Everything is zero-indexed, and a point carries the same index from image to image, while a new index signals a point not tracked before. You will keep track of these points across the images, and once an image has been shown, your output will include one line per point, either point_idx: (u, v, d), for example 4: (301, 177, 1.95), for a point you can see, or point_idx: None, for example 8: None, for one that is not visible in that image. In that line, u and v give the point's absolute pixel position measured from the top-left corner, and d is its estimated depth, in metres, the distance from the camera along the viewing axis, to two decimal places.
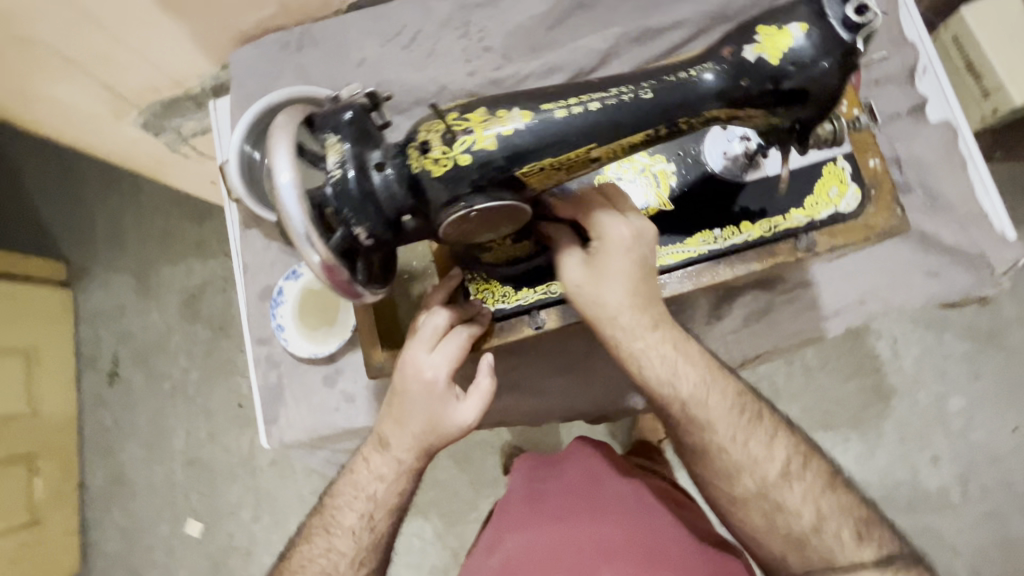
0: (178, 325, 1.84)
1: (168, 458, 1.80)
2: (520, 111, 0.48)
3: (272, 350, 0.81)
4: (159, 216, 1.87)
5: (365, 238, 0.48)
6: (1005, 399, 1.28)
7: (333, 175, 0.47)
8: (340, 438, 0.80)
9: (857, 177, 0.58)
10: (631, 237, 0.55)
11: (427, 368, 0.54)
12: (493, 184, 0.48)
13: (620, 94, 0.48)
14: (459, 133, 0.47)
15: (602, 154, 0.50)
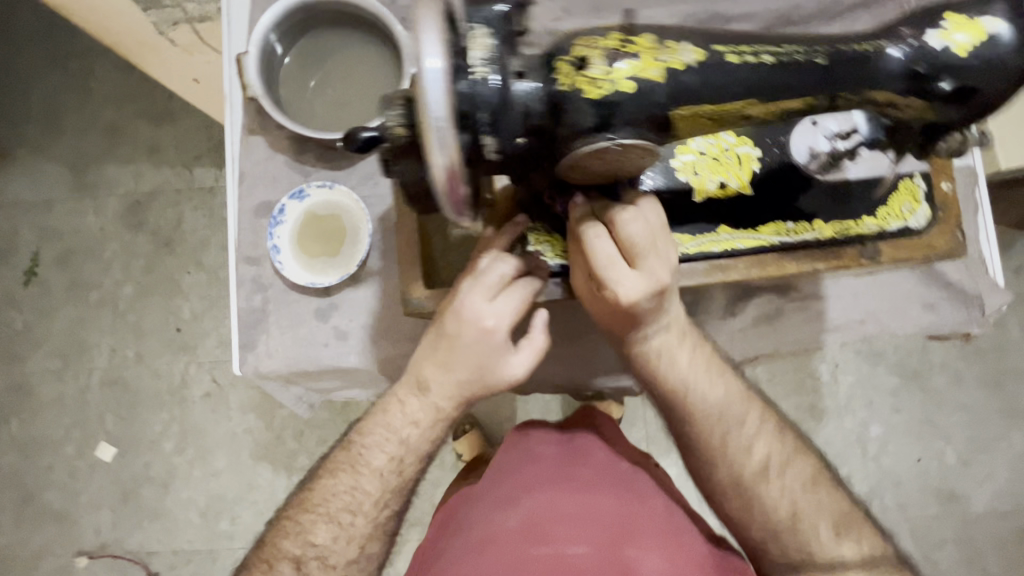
0: (117, 231, 1.66)
1: (85, 375, 1.63)
2: (691, 47, 0.44)
3: (261, 272, 0.74)
4: (111, 108, 1.67)
5: (491, 151, 0.45)
6: (914, 431, 1.48)
7: (476, 73, 0.42)
8: (322, 375, 0.75)
9: (929, 198, 0.56)
10: (628, 281, 0.51)
11: (487, 317, 0.54)
12: (643, 120, 0.44)
13: (795, 53, 0.45)
14: (625, 55, 0.43)
15: (756, 113, 0.46)
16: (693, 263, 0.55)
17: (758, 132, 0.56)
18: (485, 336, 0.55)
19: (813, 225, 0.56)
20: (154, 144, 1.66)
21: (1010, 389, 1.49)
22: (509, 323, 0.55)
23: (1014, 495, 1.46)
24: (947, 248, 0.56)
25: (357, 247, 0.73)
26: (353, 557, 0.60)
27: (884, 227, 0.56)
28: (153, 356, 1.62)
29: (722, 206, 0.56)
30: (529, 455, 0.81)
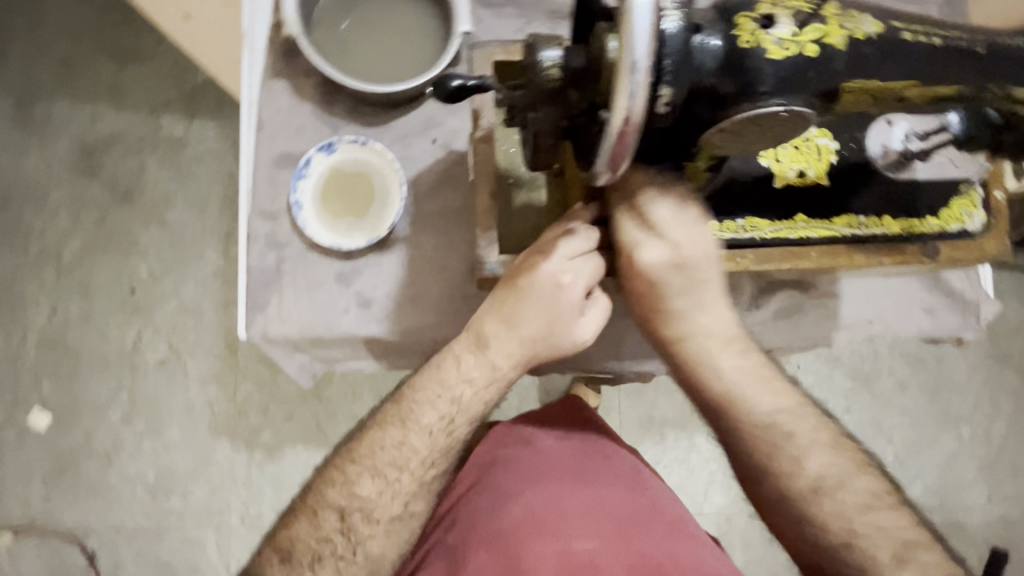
0: (66, 177, 1.49)
1: (20, 333, 1.47)
2: (869, 21, 0.45)
3: (277, 228, 0.69)
4: (66, 38, 1.49)
5: (662, 104, 0.42)
6: (862, 432, 1.63)
7: (672, 14, 0.41)
8: (336, 343, 0.71)
9: (987, 203, 0.58)
10: (654, 254, 0.54)
11: (563, 274, 0.55)
12: (814, 87, 0.44)
13: (954, 37, 0.47)
14: (813, 20, 0.44)
15: (909, 93, 0.48)
16: (770, 247, 0.56)
17: (837, 125, 0.57)
18: (558, 292, 0.55)
19: (881, 220, 0.57)
20: (115, 83, 1.50)
21: (944, 397, 1.67)
22: (584, 283, 0.55)
23: (941, 493, 1.63)
24: (996, 252, 0.58)
25: (387, 211, 0.69)
26: (397, 512, 0.60)
27: (943, 227, 0.58)
28: (102, 317, 1.48)
29: (800, 195, 0.57)
30: (536, 446, 0.80)
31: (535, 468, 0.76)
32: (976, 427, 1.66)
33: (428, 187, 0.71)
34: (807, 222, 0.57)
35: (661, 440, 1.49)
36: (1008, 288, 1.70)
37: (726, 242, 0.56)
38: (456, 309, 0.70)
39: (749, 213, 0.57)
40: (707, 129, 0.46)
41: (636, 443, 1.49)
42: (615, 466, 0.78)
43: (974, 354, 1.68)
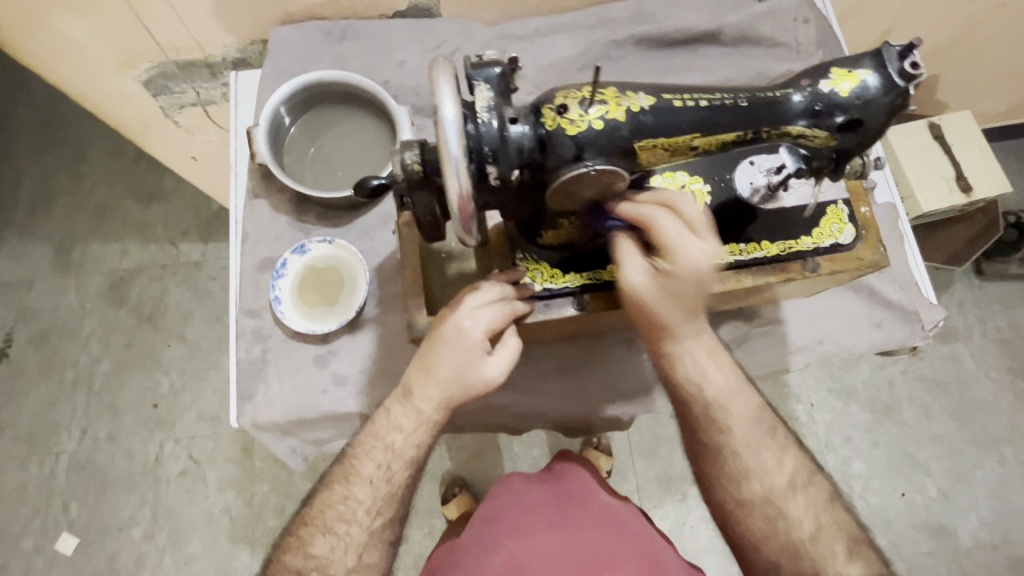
0: (98, 309, 1.66)
1: (52, 458, 1.55)
2: (645, 95, 0.51)
3: (261, 324, 0.78)
4: (101, 188, 1.72)
5: (493, 179, 0.50)
6: (894, 467, 1.57)
7: (480, 118, 0.48)
8: (320, 422, 0.77)
9: (853, 218, 0.65)
10: (695, 254, 0.55)
11: (465, 317, 0.56)
12: (611, 151, 0.50)
13: (723, 98, 0.52)
14: (593, 102, 0.49)
15: (701, 144, 0.53)
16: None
17: (707, 171, 0.64)
18: (462, 337, 0.56)
19: (760, 245, 0.64)
20: (142, 221, 1.71)
21: (975, 419, 1.60)
22: (486, 326, 0.56)
23: (998, 525, 1.53)
24: (873, 259, 0.65)
25: (355, 296, 0.78)
26: (351, 566, 0.60)
27: (818, 244, 0.64)
28: (128, 434, 1.57)
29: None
30: (522, 498, 0.85)
31: (519, 520, 0.82)
32: (1017, 447, 1.58)
33: (391, 270, 0.80)
34: None
35: (682, 498, 1.47)
36: (1014, 298, 1.67)
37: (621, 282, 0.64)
38: None
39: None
40: (536, 195, 0.54)
41: (657, 504, 1.47)
42: (594, 513, 0.83)
43: (997, 369, 1.63)
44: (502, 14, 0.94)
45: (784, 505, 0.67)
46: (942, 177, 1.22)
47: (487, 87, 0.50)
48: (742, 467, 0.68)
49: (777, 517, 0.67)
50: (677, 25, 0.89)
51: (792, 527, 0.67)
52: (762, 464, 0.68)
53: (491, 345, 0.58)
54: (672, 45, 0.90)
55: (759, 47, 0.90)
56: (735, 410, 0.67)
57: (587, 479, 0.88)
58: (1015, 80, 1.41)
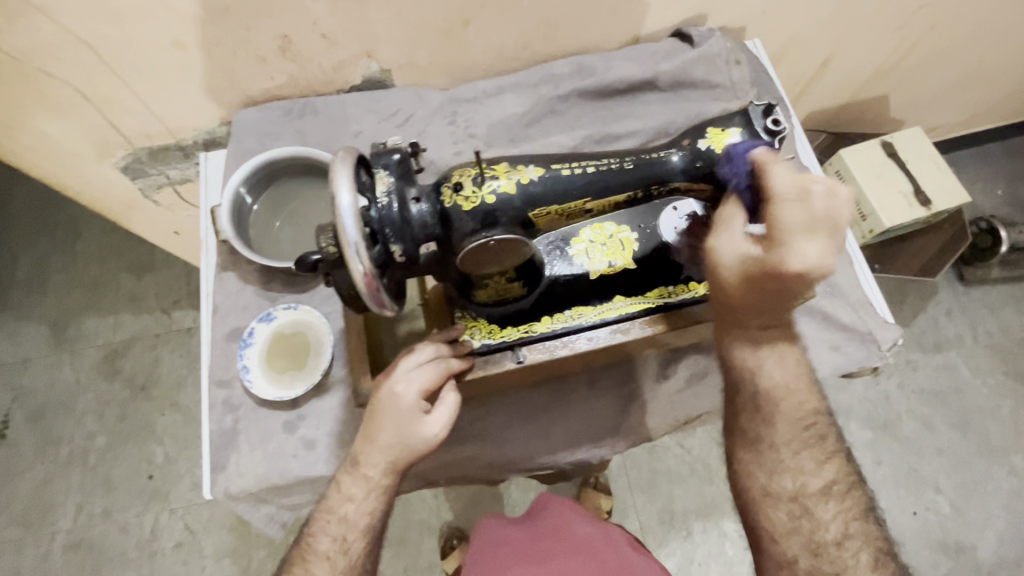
0: (93, 383, 1.68)
1: (48, 539, 1.55)
2: (535, 167, 0.56)
3: (231, 393, 0.80)
4: (95, 264, 1.78)
5: (399, 256, 0.53)
6: (901, 485, 1.52)
7: (380, 202, 0.51)
8: (292, 488, 0.78)
9: None
10: (806, 258, 0.53)
11: (396, 380, 0.59)
12: (508, 220, 0.55)
13: (607, 164, 0.57)
14: (488, 178, 0.54)
15: (594, 207, 0.59)
16: (598, 330, 0.66)
17: (631, 220, 0.69)
18: (396, 401, 0.58)
19: (691, 285, 0.67)
20: (134, 293, 1.75)
21: (978, 428, 1.57)
22: (417, 387, 0.59)
23: (1016, 539, 1.48)
24: None
25: (321, 359, 0.80)
26: None
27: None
28: (123, 507, 1.56)
29: (613, 282, 0.67)
30: (506, 538, 0.89)
31: (506, 555, 0.84)
32: None
33: None
34: (625, 299, 0.67)
35: (686, 534, 1.43)
36: (1001, 302, 1.67)
37: (556, 332, 0.66)
38: None
39: (574, 304, 0.67)
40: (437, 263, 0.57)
41: (662, 543, 1.43)
42: (575, 539, 0.86)
43: (993, 376, 1.61)
44: (453, 79, 0.99)
45: (814, 507, 0.65)
46: (901, 193, 1.25)
47: (388, 172, 0.53)
48: (777, 462, 0.67)
49: (802, 517, 0.65)
50: (616, 75, 0.94)
51: (817, 530, 0.65)
52: (797, 465, 0.67)
53: (428, 405, 0.60)
54: (613, 94, 0.95)
55: (695, 89, 0.95)
56: (786, 407, 0.67)
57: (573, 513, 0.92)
58: (964, 93, 1.45)
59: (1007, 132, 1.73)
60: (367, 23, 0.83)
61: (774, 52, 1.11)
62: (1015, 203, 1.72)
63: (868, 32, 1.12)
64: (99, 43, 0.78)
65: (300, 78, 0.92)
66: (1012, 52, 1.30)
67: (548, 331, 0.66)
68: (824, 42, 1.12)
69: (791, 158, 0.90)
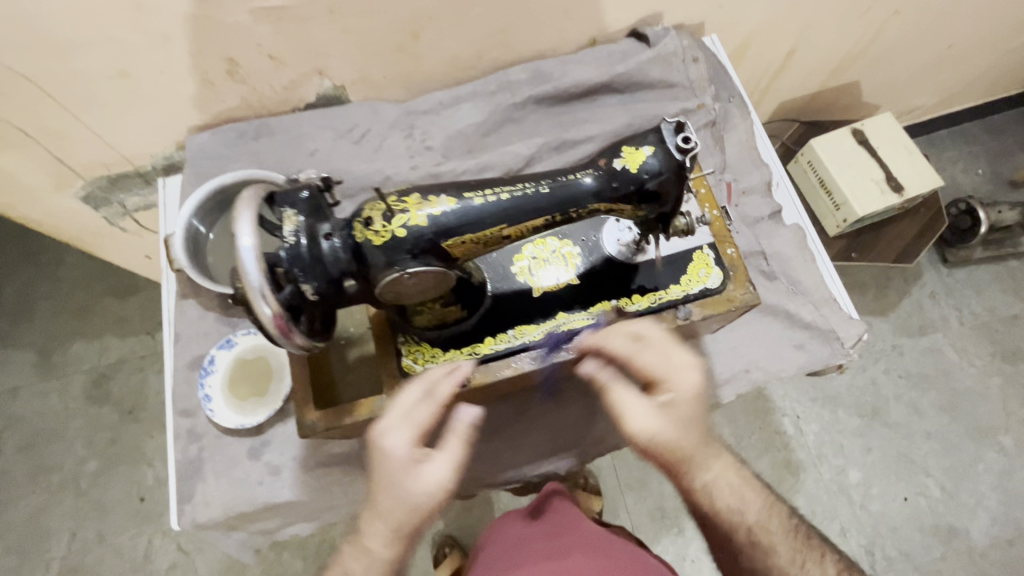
0: (79, 410, 1.67)
1: (43, 567, 1.54)
2: (447, 197, 0.55)
3: (195, 423, 0.79)
4: (78, 289, 1.77)
5: (311, 295, 0.52)
6: (892, 471, 1.52)
7: (288, 241, 0.51)
8: (259, 514, 0.77)
9: (719, 262, 0.68)
10: (689, 373, 0.58)
11: (383, 434, 0.57)
12: (423, 252, 0.54)
13: (523, 188, 0.56)
14: (398, 211, 0.53)
15: (512, 232, 0.58)
16: (540, 350, 0.65)
17: (574, 233, 0.69)
18: (390, 457, 0.57)
19: (632, 298, 0.67)
20: (119, 317, 1.75)
21: (966, 410, 1.56)
22: (408, 436, 0.58)
23: (1007, 520, 1.47)
24: (744, 299, 0.68)
25: (283, 384, 0.80)
26: None
27: (687, 291, 0.67)
28: (116, 531, 1.56)
29: (557, 298, 0.67)
30: (521, 536, 0.89)
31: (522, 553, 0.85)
32: (1016, 435, 1.54)
33: None
34: (567, 315, 0.66)
35: (678, 531, 1.43)
36: (984, 282, 1.66)
37: (499, 352, 0.65)
38: (360, 457, 0.78)
39: (518, 323, 0.66)
40: (359, 297, 0.57)
41: (654, 541, 1.42)
42: (589, 535, 0.87)
43: (979, 356, 1.60)
44: (409, 90, 0.98)
45: None
46: (873, 180, 1.24)
47: (296, 211, 0.54)
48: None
49: None
50: (572, 80, 0.93)
51: None
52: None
53: (425, 454, 0.58)
54: (570, 99, 0.94)
55: (653, 90, 0.94)
56: (771, 529, 0.59)
57: (576, 513, 0.91)
58: (937, 74, 1.44)
59: (984, 111, 1.72)
60: (313, 41, 0.82)
61: (736, 47, 1.10)
62: (995, 181, 1.70)
63: (830, 21, 1.10)
64: (41, 77, 0.77)
65: (253, 99, 0.91)
66: (980, 32, 1.29)
67: (491, 352, 0.65)
68: (787, 33, 1.10)
69: (753, 154, 0.90)
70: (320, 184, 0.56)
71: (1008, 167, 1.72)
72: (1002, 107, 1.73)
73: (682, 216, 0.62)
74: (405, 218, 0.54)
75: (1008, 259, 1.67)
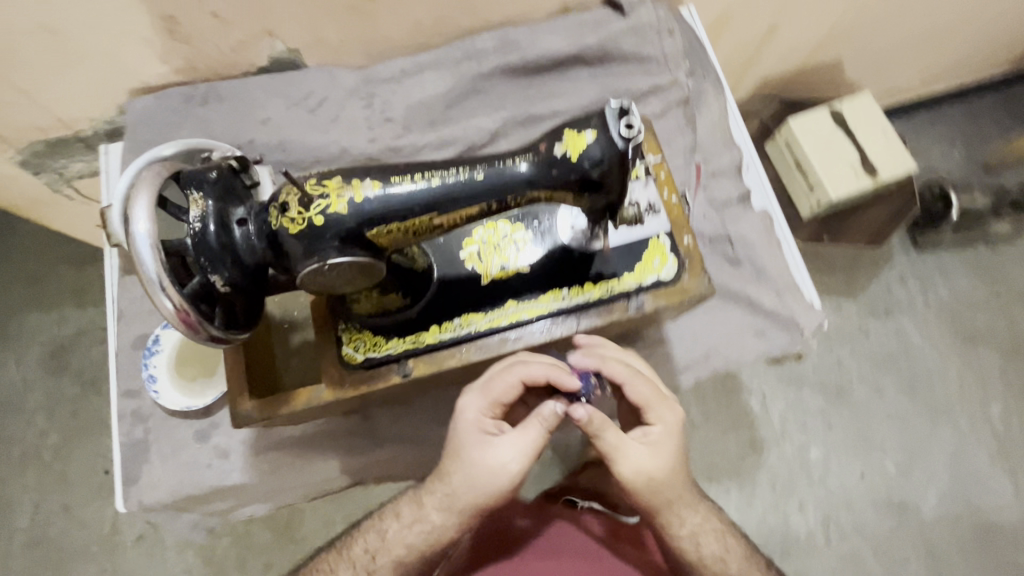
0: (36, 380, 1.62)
1: (6, 539, 1.52)
2: (372, 182, 0.53)
3: (141, 404, 0.77)
4: (32, 257, 1.69)
5: (222, 285, 0.52)
6: (851, 449, 1.56)
7: (193, 228, 0.51)
8: (209, 497, 0.76)
9: (674, 250, 0.66)
10: (673, 413, 0.65)
11: (460, 405, 0.63)
12: (345, 241, 0.52)
13: (456, 174, 0.53)
14: (316, 197, 0.51)
15: (444, 221, 0.56)
16: (485, 339, 0.64)
17: (527, 217, 0.67)
18: (461, 426, 0.62)
19: (583, 288, 0.65)
20: (78, 287, 1.68)
21: (925, 391, 1.60)
22: (476, 411, 0.62)
23: (956, 496, 1.53)
24: (699, 290, 0.66)
25: None
26: None
27: (641, 281, 0.65)
28: (81, 504, 1.53)
29: (506, 286, 0.65)
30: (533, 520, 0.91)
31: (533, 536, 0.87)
32: (970, 416, 1.58)
33: None
34: (516, 305, 0.65)
35: None
36: (952, 266, 1.68)
37: (444, 342, 0.63)
38: (313, 441, 0.77)
39: (464, 312, 0.64)
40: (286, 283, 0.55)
41: None
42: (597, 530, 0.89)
43: (942, 339, 1.63)
44: (370, 56, 0.92)
45: None
46: (847, 163, 1.23)
47: (204, 193, 0.53)
48: None
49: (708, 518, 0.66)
50: (542, 50, 0.88)
51: None
52: None
53: (494, 429, 0.63)
54: (541, 71, 0.89)
55: (626, 63, 0.90)
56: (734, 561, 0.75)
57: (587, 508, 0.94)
58: (920, 54, 1.41)
59: (964, 94, 1.70)
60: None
61: (718, 19, 1.05)
62: (970, 166, 1.70)
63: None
64: None
65: (199, 61, 0.84)
66: (966, 12, 1.26)
67: (435, 342, 0.63)
68: (770, 7, 1.06)
69: (725, 136, 0.88)
70: (232, 164, 0.55)
71: (984, 151, 1.71)
72: (981, 90, 1.71)
73: (630, 207, 0.67)
74: (325, 203, 0.51)
75: (976, 244, 1.69)
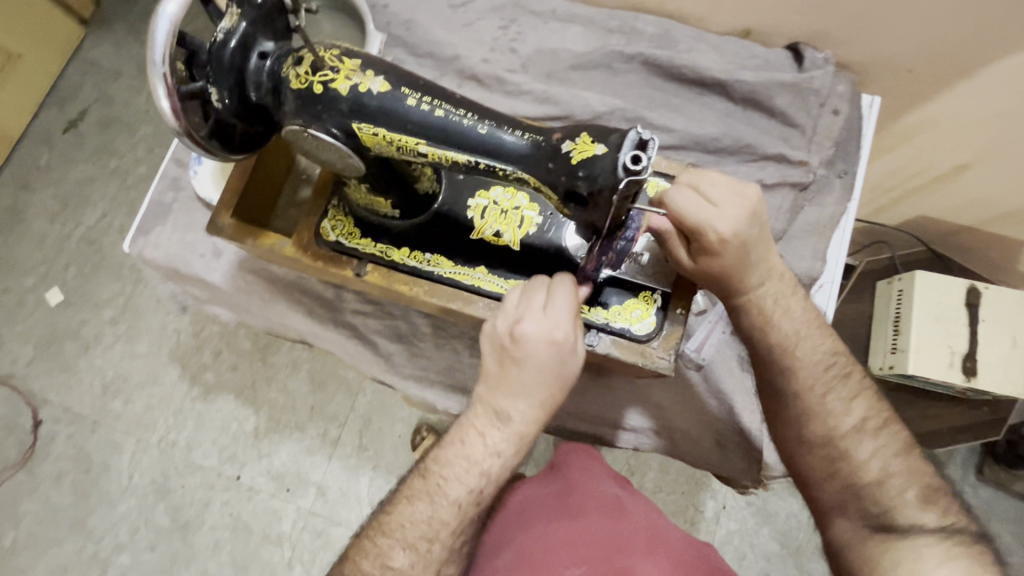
0: (96, 68, 1.50)
1: None
2: (383, 80, 0.54)
3: (183, 176, 0.85)
4: None
5: (216, 102, 0.56)
6: None
7: (217, 36, 0.54)
8: (191, 280, 0.84)
9: (660, 313, 0.67)
10: (731, 221, 0.57)
11: (554, 325, 0.55)
12: (332, 120, 0.54)
13: (458, 116, 0.53)
14: (327, 68, 0.54)
15: (430, 152, 0.56)
16: (440, 283, 0.67)
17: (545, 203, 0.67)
18: (558, 347, 0.56)
19: None
20: None
21: None
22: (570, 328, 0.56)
23: None
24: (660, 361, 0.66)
25: None
26: None
27: (609, 322, 0.67)
28: None
29: (485, 250, 0.67)
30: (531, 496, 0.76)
31: (533, 509, 0.73)
32: None
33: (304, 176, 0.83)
34: (485, 273, 0.66)
35: None
36: None
37: (405, 267, 0.67)
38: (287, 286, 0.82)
39: (436, 251, 0.67)
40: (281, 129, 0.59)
41: None
42: (616, 496, 0.75)
43: None
44: None
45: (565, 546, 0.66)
46: (948, 347, 1.06)
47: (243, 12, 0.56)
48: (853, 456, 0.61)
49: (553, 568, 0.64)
50: (691, 62, 0.81)
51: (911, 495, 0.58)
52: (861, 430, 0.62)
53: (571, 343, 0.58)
54: (679, 81, 0.83)
55: (766, 117, 0.81)
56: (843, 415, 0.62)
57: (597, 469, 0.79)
58: None
59: None
60: None
61: (902, 125, 0.92)
62: None
63: None
64: None
65: None
66: None
67: (398, 263, 0.67)
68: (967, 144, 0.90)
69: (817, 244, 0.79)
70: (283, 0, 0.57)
71: None
72: None
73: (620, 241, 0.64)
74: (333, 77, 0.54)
75: None
